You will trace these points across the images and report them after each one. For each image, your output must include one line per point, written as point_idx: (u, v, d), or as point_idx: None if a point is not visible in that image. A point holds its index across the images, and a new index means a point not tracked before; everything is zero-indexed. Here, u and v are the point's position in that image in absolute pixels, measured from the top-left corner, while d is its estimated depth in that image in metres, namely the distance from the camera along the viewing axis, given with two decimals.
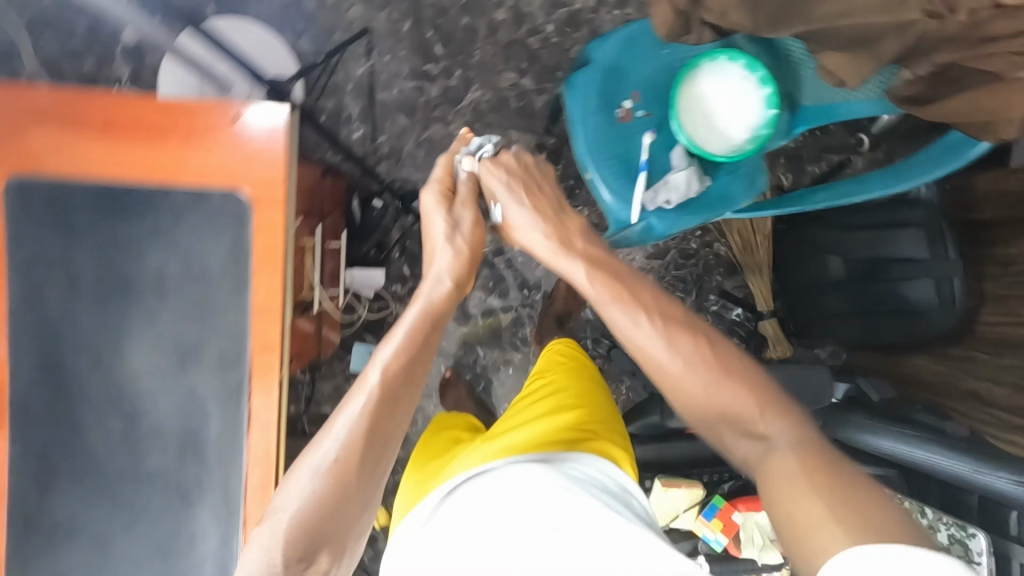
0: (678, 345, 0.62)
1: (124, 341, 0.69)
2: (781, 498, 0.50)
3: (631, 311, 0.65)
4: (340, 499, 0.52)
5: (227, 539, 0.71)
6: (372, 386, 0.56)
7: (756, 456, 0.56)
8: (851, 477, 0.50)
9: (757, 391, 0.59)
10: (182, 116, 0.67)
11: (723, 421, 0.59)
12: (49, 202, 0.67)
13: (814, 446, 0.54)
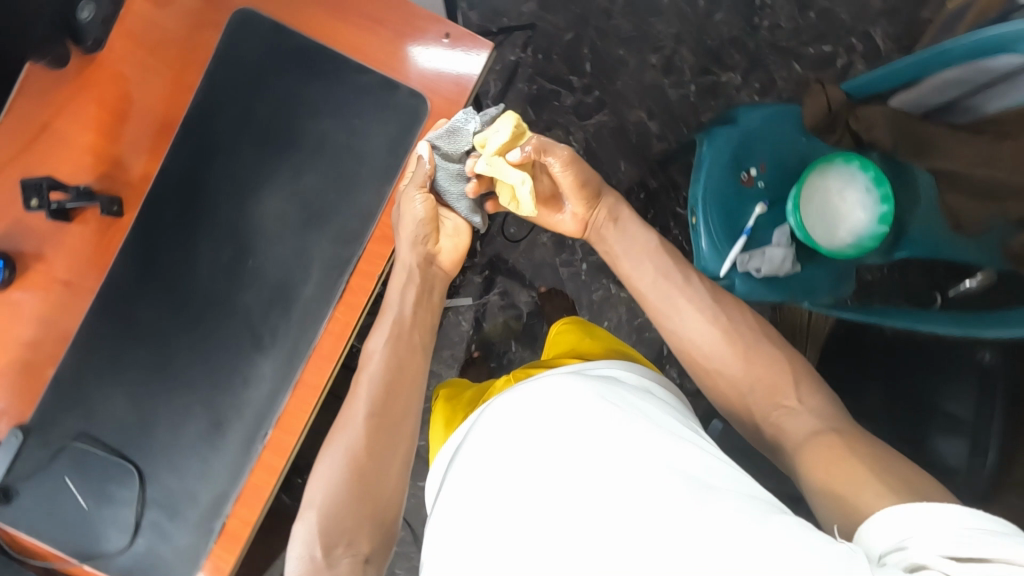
0: (723, 335, 0.66)
1: (267, 182, 0.74)
2: (824, 464, 0.53)
3: (673, 284, 0.70)
4: (361, 477, 0.60)
5: (276, 394, 0.73)
6: (371, 382, 0.66)
7: (786, 424, 0.59)
8: (880, 447, 0.53)
9: (788, 363, 0.63)
10: (401, 14, 0.73)
11: (755, 391, 0.63)
12: (261, 40, 0.73)
13: (835, 416, 0.58)
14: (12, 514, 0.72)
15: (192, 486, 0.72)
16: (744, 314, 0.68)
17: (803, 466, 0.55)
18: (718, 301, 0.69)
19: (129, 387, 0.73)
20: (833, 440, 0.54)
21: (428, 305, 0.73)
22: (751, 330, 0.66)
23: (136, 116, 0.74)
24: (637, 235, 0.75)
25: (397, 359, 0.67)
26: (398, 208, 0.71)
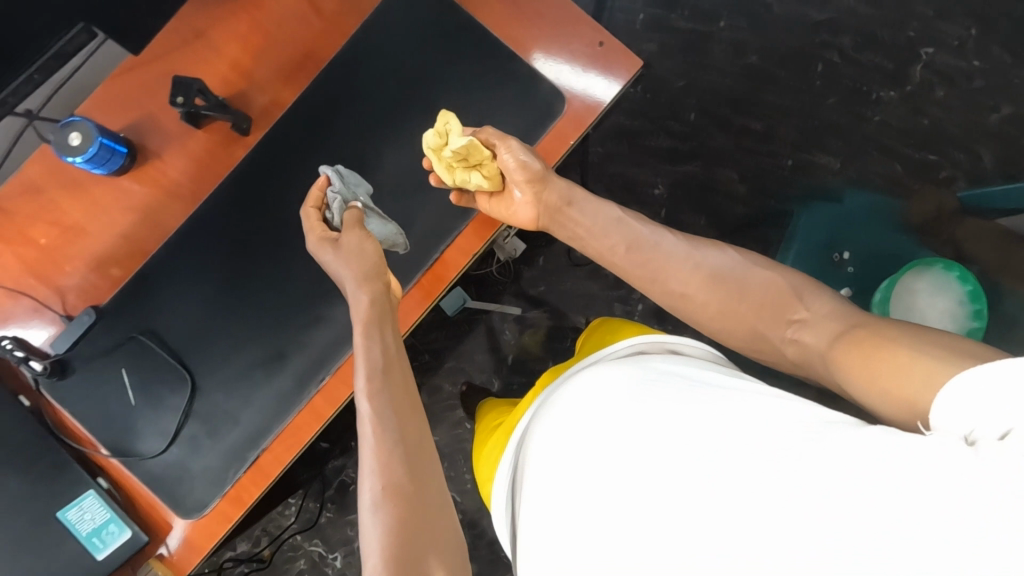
0: (704, 283, 0.67)
1: (391, 140, 0.76)
2: (854, 369, 0.49)
3: (649, 252, 0.71)
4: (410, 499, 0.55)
5: (341, 341, 0.73)
6: (371, 419, 0.59)
7: (808, 340, 0.57)
8: (908, 326, 0.49)
9: (786, 280, 0.63)
10: (560, 12, 0.74)
11: (762, 321, 0.62)
12: (423, 6, 0.76)
13: (850, 312, 0.56)
14: (60, 392, 0.72)
15: (237, 410, 0.72)
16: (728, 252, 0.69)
17: (840, 370, 0.51)
18: (696, 246, 0.70)
19: (205, 297, 0.74)
20: (856, 333, 0.51)
21: (386, 324, 0.66)
22: (740, 267, 0.66)
23: (286, 46, 0.76)
24: (598, 207, 0.76)
25: (389, 390, 0.61)
26: (320, 249, 0.69)
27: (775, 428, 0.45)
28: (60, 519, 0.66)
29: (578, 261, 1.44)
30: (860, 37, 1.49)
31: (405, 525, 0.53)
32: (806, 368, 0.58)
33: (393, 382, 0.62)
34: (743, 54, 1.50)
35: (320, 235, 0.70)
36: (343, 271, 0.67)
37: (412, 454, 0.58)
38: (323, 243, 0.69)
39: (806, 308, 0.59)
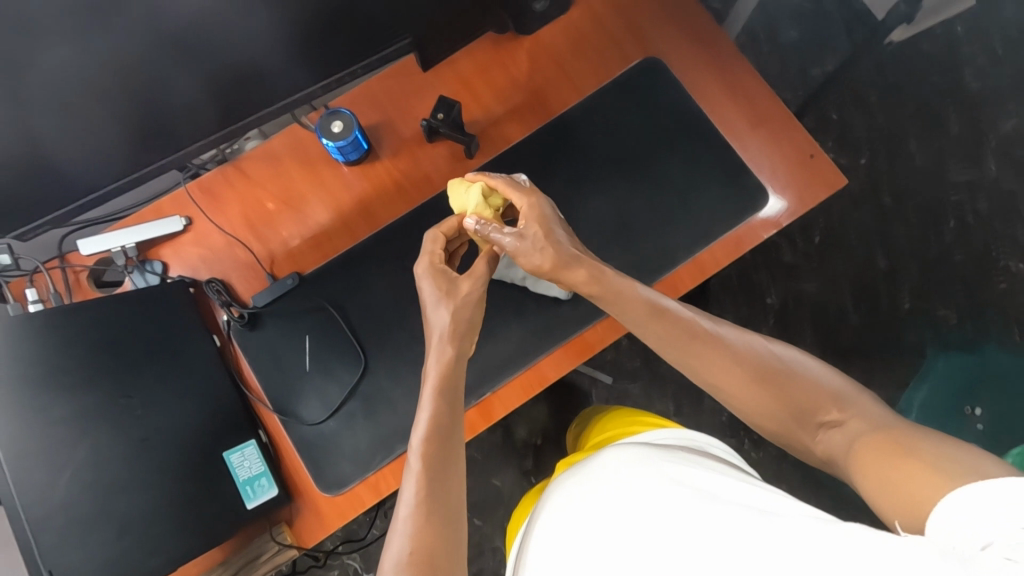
0: (745, 386, 0.60)
1: (599, 190, 0.81)
2: (871, 474, 0.49)
3: (683, 340, 0.62)
4: (435, 515, 0.53)
5: (511, 361, 0.76)
6: (412, 504, 0.53)
7: (837, 442, 0.54)
8: (937, 439, 0.48)
9: (823, 375, 0.58)
10: (781, 118, 0.81)
11: (790, 420, 0.58)
12: (655, 86, 0.83)
13: (889, 421, 0.53)
14: (247, 341, 0.77)
15: (398, 402, 0.75)
16: (766, 342, 0.62)
17: (860, 479, 0.50)
18: (739, 341, 0.61)
19: (395, 289, 0.79)
20: (879, 442, 0.50)
21: (457, 390, 0.62)
22: (778, 364, 0.59)
23: (524, 90, 0.84)
24: (625, 283, 0.64)
25: (445, 438, 0.58)
26: (425, 284, 0.66)
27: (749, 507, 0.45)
28: (224, 459, 0.69)
29: None
30: (998, 203, 1.44)
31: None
32: (831, 469, 0.56)
33: (448, 456, 0.57)
34: (878, 191, 1.47)
35: (432, 264, 0.67)
36: (445, 313, 0.64)
37: (445, 540, 0.52)
38: (429, 276, 0.67)
39: (842, 412, 0.55)
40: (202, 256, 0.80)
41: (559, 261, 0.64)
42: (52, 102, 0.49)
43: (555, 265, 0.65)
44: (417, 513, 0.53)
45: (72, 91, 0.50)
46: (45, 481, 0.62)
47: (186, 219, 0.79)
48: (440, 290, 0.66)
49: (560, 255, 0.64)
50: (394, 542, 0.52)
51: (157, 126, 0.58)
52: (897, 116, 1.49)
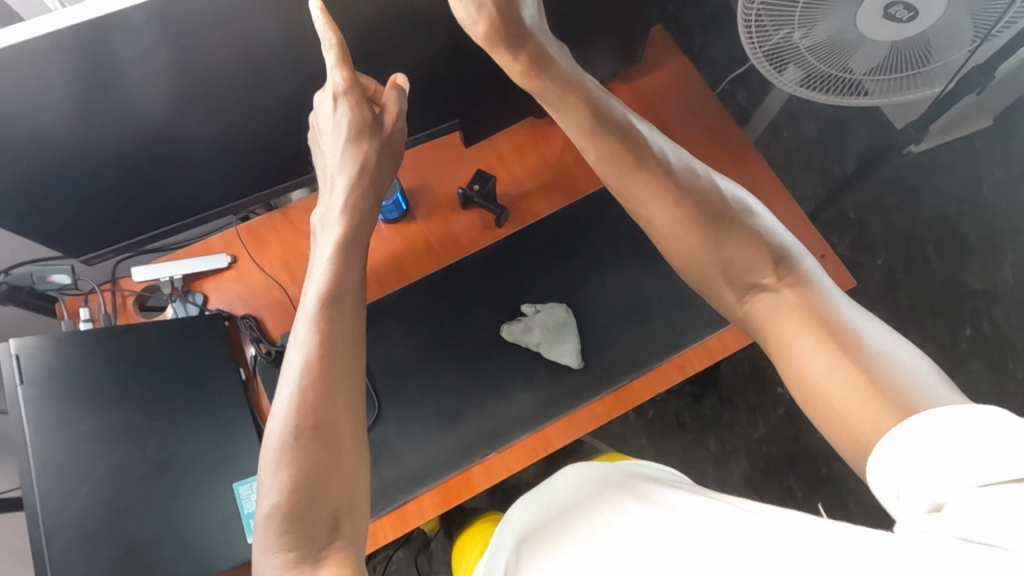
0: (680, 231, 0.62)
1: (618, 265, 0.84)
2: (797, 360, 0.55)
3: (636, 178, 0.62)
4: (314, 424, 0.50)
5: (518, 423, 0.79)
6: (296, 387, 0.51)
7: (767, 306, 0.59)
8: (864, 332, 0.54)
9: (768, 243, 0.61)
10: (794, 217, 0.86)
11: (725, 280, 0.62)
12: None
13: (819, 295, 0.57)
14: (269, 376, 0.80)
15: (406, 451, 0.78)
16: (707, 186, 0.63)
17: (784, 350, 0.57)
18: (684, 193, 0.62)
19: (415, 340, 0.82)
20: (814, 323, 0.56)
21: (357, 249, 0.61)
22: (720, 219, 0.62)
23: (555, 168, 0.90)
24: (566, 99, 0.62)
25: (335, 358, 0.53)
26: (338, 119, 0.62)
27: (694, 508, 0.47)
28: (233, 490, 0.70)
29: (685, 425, 1.46)
30: (1014, 314, 1.46)
31: (310, 478, 0.49)
32: (747, 324, 0.62)
33: (351, 317, 0.57)
34: (894, 292, 1.50)
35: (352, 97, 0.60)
36: (344, 184, 0.64)
37: (353, 430, 0.52)
38: (337, 98, 0.60)
39: (779, 276, 0.59)
40: (239, 292, 0.85)
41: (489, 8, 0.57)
42: (76, 95, 0.53)
43: (495, 40, 0.58)
44: (310, 372, 0.52)
45: (95, 87, 0.53)
46: (65, 491, 0.65)
47: (231, 257, 0.85)
48: (353, 125, 0.63)
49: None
50: (280, 408, 0.51)
51: (207, 138, 0.64)
52: (913, 221, 1.53)
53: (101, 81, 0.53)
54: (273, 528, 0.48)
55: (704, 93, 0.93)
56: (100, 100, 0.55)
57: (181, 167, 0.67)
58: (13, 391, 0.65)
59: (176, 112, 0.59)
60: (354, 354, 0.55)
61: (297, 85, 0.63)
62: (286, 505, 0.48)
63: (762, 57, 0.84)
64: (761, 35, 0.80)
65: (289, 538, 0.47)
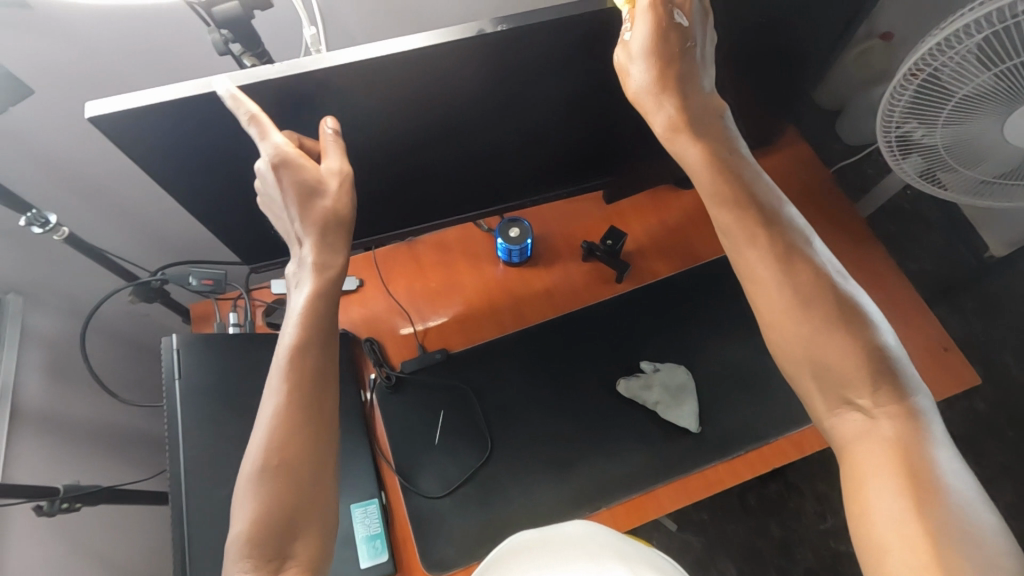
0: (776, 316, 0.55)
1: (734, 334, 0.85)
2: (863, 484, 0.49)
3: (746, 228, 0.57)
4: (277, 470, 0.52)
5: (628, 481, 0.77)
6: (267, 431, 0.53)
7: (853, 432, 0.52)
8: (958, 496, 0.46)
9: (882, 355, 0.52)
10: (912, 306, 0.86)
11: (816, 384, 0.54)
12: None
13: (921, 434, 0.50)
14: (385, 402, 0.81)
15: (513, 496, 0.76)
16: (829, 286, 0.55)
17: (850, 467, 0.51)
18: (792, 272, 0.55)
19: (530, 383, 0.82)
20: (895, 451, 0.49)
21: (332, 302, 0.59)
22: (837, 317, 0.53)
23: (677, 231, 0.93)
24: (699, 144, 0.59)
25: (302, 393, 0.55)
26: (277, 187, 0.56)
27: None
28: (350, 510, 0.74)
29: (748, 507, 1.41)
30: None
31: (264, 524, 0.50)
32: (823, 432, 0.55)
33: (319, 374, 0.56)
34: (972, 396, 1.46)
35: (287, 173, 0.55)
36: (309, 245, 0.58)
37: (321, 476, 0.54)
38: (277, 169, 0.55)
39: (886, 403, 0.51)
40: (365, 316, 0.88)
41: (654, 52, 0.57)
42: (294, 112, 0.56)
43: (656, 76, 0.58)
44: (278, 421, 0.53)
45: (311, 104, 0.56)
46: (198, 490, 0.66)
47: (359, 280, 0.90)
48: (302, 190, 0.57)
49: (650, 40, 0.56)
50: (254, 449, 0.53)
51: (383, 171, 0.68)
52: (995, 327, 1.51)
53: (314, 106, 0.56)
54: (238, 550, 0.50)
55: (824, 179, 0.96)
56: (306, 123, 0.58)
57: (362, 192, 0.71)
58: (171, 383, 0.68)
59: (365, 143, 0.63)
60: (313, 407, 0.55)
61: (476, 130, 0.66)
62: (249, 534, 0.50)
63: (886, 146, 0.86)
64: (897, 126, 0.83)
65: (246, 561, 0.49)
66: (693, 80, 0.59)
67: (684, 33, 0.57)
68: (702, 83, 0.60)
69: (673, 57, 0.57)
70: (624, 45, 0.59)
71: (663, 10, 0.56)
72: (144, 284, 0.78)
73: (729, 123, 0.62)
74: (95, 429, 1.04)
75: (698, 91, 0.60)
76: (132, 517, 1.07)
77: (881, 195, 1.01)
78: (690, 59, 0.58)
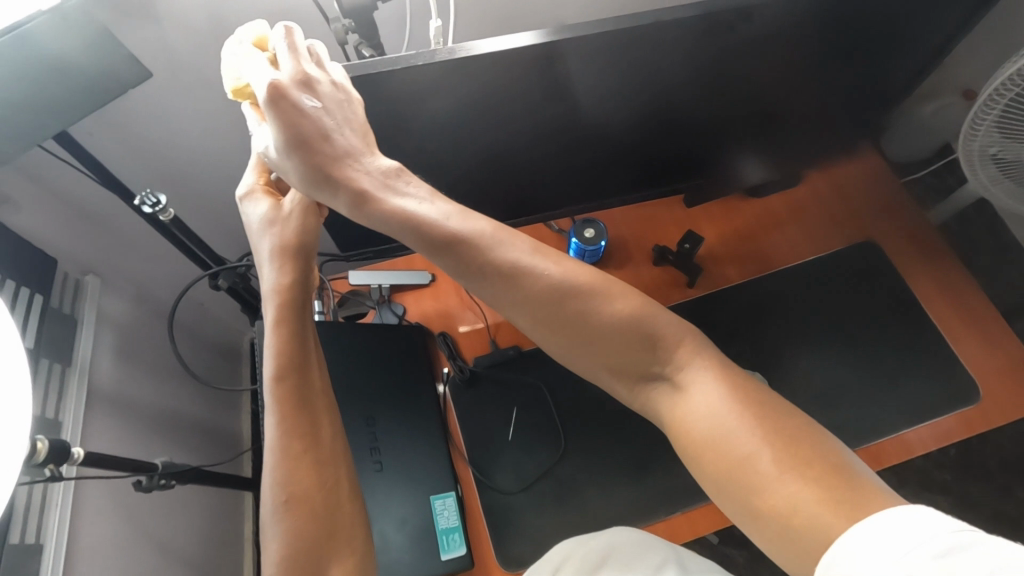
0: (543, 333, 0.51)
1: (807, 344, 0.85)
2: (706, 455, 0.44)
3: (480, 278, 0.50)
4: (306, 484, 0.53)
5: (703, 487, 0.76)
6: (274, 450, 0.54)
7: (661, 402, 0.49)
8: (774, 409, 0.44)
9: (631, 307, 0.49)
10: (991, 323, 0.85)
11: (617, 375, 0.50)
12: (873, 264, 0.90)
13: (714, 365, 0.48)
14: (460, 396, 0.82)
15: (587, 496, 0.75)
16: (553, 273, 0.49)
17: (684, 445, 0.46)
18: (530, 283, 0.49)
19: (604, 382, 0.82)
20: (710, 398, 0.45)
21: (304, 306, 0.59)
22: (582, 296, 0.49)
23: (746, 238, 0.95)
24: (388, 205, 0.52)
25: (297, 399, 0.55)
26: (247, 219, 0.60)
27: None
28: (429, 501, 0.74)
29: None
30: None
31: (297, 557, 0.51)
32: (651, 418, 0.51)
33: (306, 391, 0.56)
34: None
35: (257, 205, 0.60)
36: (270, 272, 0.58)
37: (334, 477, 0.55)
38: (248, 197, 0.61)
39: (671, 357, 0.48)
40: (436, 309, 0.89)
41: (297, 140, 0.53)
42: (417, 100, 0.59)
43: (303, 164, 0.53)
44: (281, 452, 0.53)
45: (434, 95, 0.58)
46: None
47: (431, 274, 0.91)
48: (289, 222, 0.59)
49: (289, 133, 0.52)
50: (268, 473, 0.54)
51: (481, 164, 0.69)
52: None
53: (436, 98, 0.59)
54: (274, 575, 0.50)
55: (897, 190, 0.96)
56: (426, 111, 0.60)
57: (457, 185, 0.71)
58: None
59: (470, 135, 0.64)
60: (311, 412, 0.56)
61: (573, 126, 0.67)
62: (289, 553, 0.51)
63: (965, 153, 0.88)
64: (980, 138, 0.84)
65: None
66: (348, 161, 0.54)
67: (319, 118, 0.53)
68: (360, 151, 0.54)
69: (313, 142, 0.53)
70: (268, 144, 0.55)
71: (286, 102, 0.52)
72: (230, 270, 0.79)
73: (411, 181, 0.54)
74: (155, 415, 1.05)
75: (358, 161, 0.54)
76: (187, 506, 1.07)
77: (955, 206, 1.00)
78: (339, 137, 0.54)
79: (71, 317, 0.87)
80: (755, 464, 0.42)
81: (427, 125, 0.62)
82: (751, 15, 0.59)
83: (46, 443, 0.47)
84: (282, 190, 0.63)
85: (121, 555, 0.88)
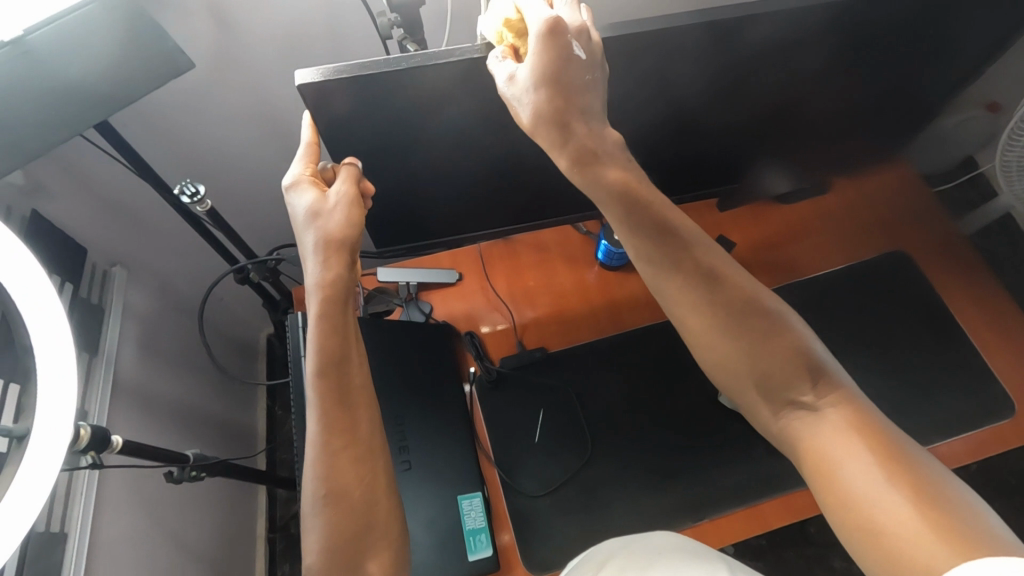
0: (706, 334, 0.54)
1: (838, 353, 0.84)
2: (834, 477, 0.46)
3: (675, 269, 0.54)
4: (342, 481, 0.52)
5: (732, 495, 0.75)
6: (315, 445, 0.53)
7: (800, 427, 0.50)
8: (919, 460, 0.45)
9: (800, 341, 0.52)
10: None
11: (761, 393, 0.52)
12: (904, 274, 0.89)
13: (861, 408, 0.48)
14: (486, 396, 0.81)
15: (614, 501, 0.74)
16: (744, 284, 0.54)
17: (813, 469, 0.48)
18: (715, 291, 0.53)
19: (631, 386, 0.81)
20: (847, 431, 0.47)
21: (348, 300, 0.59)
22: (758, 319, 0.52)
23: (776, 246, 0.94)
24: (612, 171, 0.51)
25: (339, 395, 0.55)
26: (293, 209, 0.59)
27: None
28: (456, 500, 0.74)
29: (811, 539, 1.37)
30: None
31: (332, 552, 0.51)
32: (784, 445, 0.53)
33: (345, 387, 0.56)
34: None
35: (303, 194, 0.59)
36: (313, 263, 0.57)
37: (370, 476, 0.54)
38: (294, 185, 0.59)
39: (824, 390, 0.50)
40: (463, 309, 0.89)
41: (556, 83, 0.48)
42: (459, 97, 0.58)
43: (550, 103, 0.49)
44: (321, 447, 0.53)
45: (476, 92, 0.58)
46: None
47: (458, 274, 0.91)
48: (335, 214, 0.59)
49: (547, 71, 0.48)
50: (308, 468, 0.53)
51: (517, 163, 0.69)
52: None
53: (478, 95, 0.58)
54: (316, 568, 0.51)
55: (929, 201, 0.95)
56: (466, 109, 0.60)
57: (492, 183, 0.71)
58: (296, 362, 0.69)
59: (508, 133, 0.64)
60: (353, 409, 0.55)
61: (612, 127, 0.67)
62: (326, 548, 0.51)
63: (1001, 164, 0.87)
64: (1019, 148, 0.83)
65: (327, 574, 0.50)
66: (583, 114, 0.50)
67: (583, 66, 0.49)
68: (600, 115, 0.51)
69: (568, 83, 0.49)
70: (514, 77, 0.50)
71: (562, 39, 0.47)
72: (261, 263, 0.79)
73: (622, 155, 0.53)
74: (175, 408, 1.05)
75: (593, 121, 0.51)
76: (203, 500, 1.07)
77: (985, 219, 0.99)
78: (588, 91, 0.50)
79: (98, 308, 0.87)
80: (880, 497, 0.43)
81: (467, 122, 0.62)
82: (797, 19, 0.59)
83: (88, 430, 0.47)
84: (328, 181, 0.62)
85: (140, 547, 0.88)
